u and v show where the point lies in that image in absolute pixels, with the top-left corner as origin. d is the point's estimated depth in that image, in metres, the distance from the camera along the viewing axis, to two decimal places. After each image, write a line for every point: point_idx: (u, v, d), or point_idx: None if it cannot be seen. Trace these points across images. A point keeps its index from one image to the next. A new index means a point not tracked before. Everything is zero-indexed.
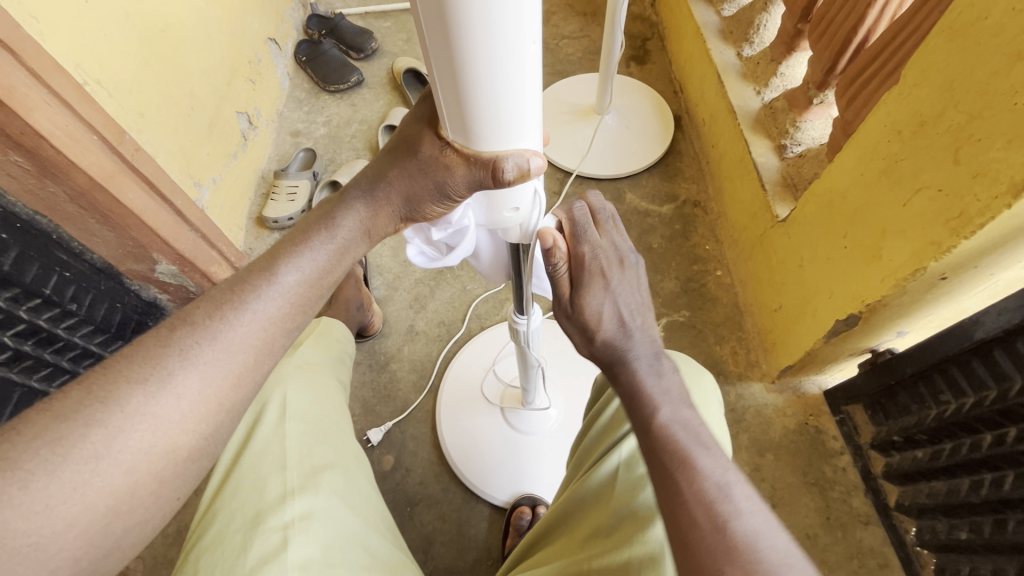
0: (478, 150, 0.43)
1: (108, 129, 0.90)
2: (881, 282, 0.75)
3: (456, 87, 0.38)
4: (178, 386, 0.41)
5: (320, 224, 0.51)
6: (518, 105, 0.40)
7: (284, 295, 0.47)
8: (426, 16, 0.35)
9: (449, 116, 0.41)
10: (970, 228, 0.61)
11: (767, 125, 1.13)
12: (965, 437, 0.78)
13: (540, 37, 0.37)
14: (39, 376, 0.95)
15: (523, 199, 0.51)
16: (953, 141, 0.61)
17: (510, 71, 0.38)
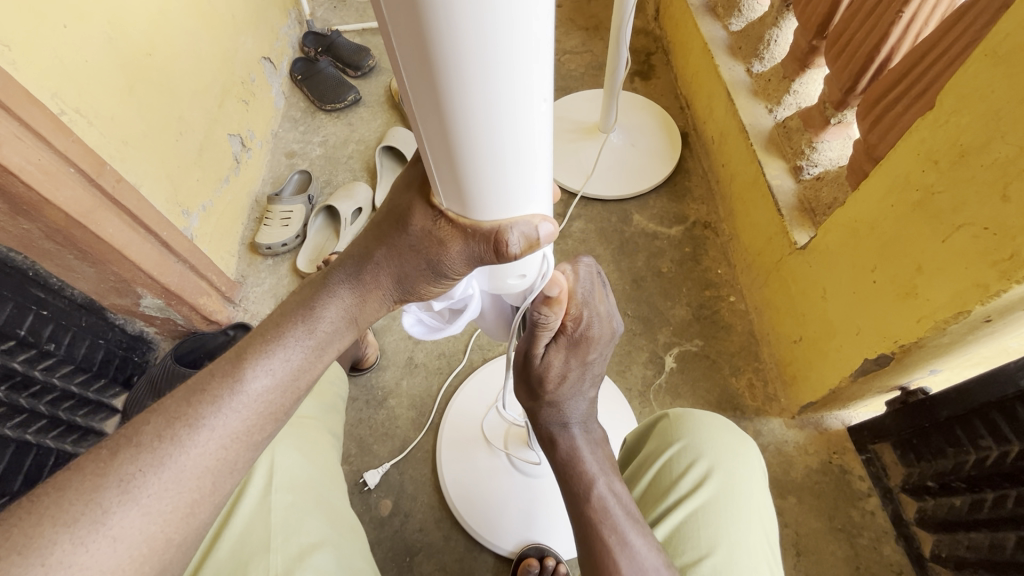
0: (473, 215, 0.38)
1: (86, 161, 0.86)
2: (918, 323, 0.69)
3: (449, 148, 0.33)
4: (113, 528, 0.38)
5: (299, 313, 0.49)
6: (521, 166, 0.35)
7: (249, 406, 0.44)
8: (409, 71, 0.29)
9: (440, 177, 0.36)
10: (1021, 272, 0.55)
11: (781, 145, 1.08)
12: (1009, 488, 0.72)
13: (552, 94, 0.33)
14: (15, 423, 0.86)
15: (531, 265, 0.46)
16: (1001, 175, 0.55)
17: (512, 130, 0.33)
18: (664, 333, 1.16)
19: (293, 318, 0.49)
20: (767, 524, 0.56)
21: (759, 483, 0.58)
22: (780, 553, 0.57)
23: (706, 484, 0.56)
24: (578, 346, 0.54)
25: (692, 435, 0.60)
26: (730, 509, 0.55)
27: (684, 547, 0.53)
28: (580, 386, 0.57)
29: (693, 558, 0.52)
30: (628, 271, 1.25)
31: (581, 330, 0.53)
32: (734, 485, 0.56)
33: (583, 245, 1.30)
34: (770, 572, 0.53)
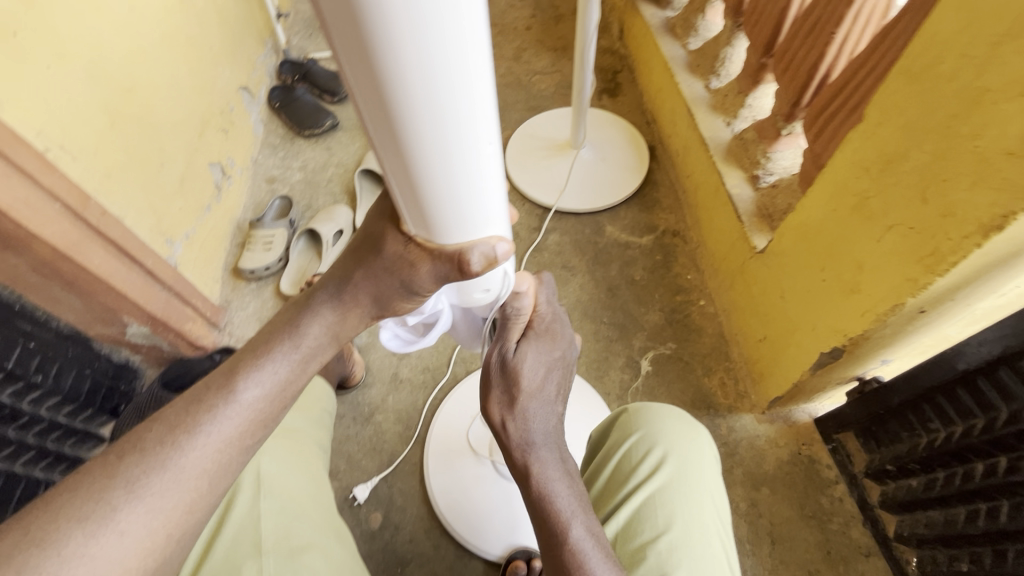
0: (437, 237, 0.43)
1: (72, 196, 0.89)
2: (861, 317, 0.75)
3: (409, 179, 0.38)
4: (122, 522, 0.41)
5: (286, 327, 0.52)
6: (475, 194, 0.40)
7: (241, 412, 0.48)
8: (373, 123, 0.35)
9: (403, 205, 0.41)
10: (944, 266, 0.61)
11: (739, 156, 1.15)
12: (957, 466, 0.78)
13: (496, 136, 0.38)
14: (5, 455, 0.86)
15: (494, 281, 0.50)
16: (920, 180, 0.62)
17: (465, 167, 0.38)
18: (639, 338, 1.21)
19: (280, 331, 0.52)
20: (718, 502, 0.61)
21: (710, 466, 0.63)
22: (732, 528, 0.62)
23: (662, 467, 0.61)
24: (546, 340, 0.61)
25: (648, 425, 0.65)
26: (683, 490, 0.60)
27: (642, 527, 0.58)
28: (550, 396, 0.60)
29: (651, 536, 0.57)
30: (602, 280, 1.30)
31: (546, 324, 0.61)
32: (687, 468, 0.61)
33: (558, 257, 1.35)
34: (721, 544, 0.58)
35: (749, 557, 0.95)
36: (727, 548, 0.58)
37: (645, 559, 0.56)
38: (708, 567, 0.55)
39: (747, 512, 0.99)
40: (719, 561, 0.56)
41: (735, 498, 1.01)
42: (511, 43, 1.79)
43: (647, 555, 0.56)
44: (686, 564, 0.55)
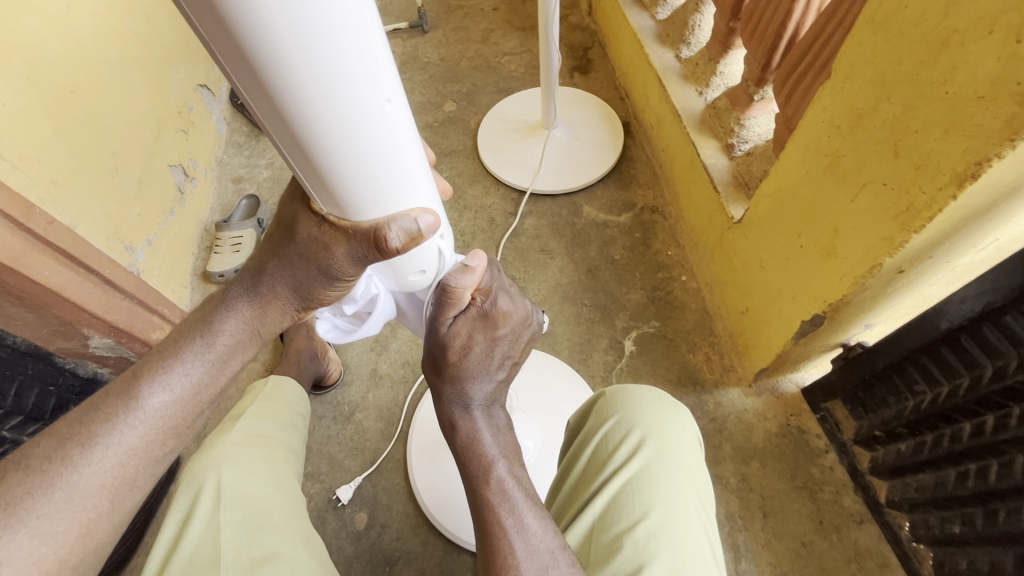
0: (351, 215, 0.45)
1: (12, 206, 0.84)
2: (839, 281, 0.73)
3: (308, 158, 0.39)
4: (1, 551, 0.41)
5: (201, 329, 0.54)
6: (383, 169, 0.42)
7: (146, 422, 0.49)
8: (261, 106, 0.36)
9: (310, 183, 0.43)
10: (919, 222, 0.58)
11: (713, 126, 1.11)
12: (944, 427, 0.76)
13: (394, 96, 0.39)
14: None
15: (429, 260, 0.55)
16: (891, 133, 0.59)
17: (368, 134, 0.39)
18: (622, 318, 1.19)
19: (191, 334, 0.53)
20: (698, 486, 0.59)
21: (689, 449, 0.61)
22: (712, 511, 0.60)
23: (639, 452, 0.59)
24: (489, 319, 0.57)
25: (626, 409, 0.63)
26: (661, 476, 0.58)
27: (619, 515, 0.56)
28: (487, 369, 0.58)
29: (627, 524, 0.55)
30: (582, 261, 1.27)
31: (490, 304, 0.57)
32: (665, 453, 0.59)
33: (536, 240, 1.32)
34: (701, 529, 0.56)
35: (742, 533, 0.93)
36: (707, 532, 0.57)
37: (622, 548, 0.54)
38: (686, 553, 0.54)
39: (738, 487, 0.97)
40: (698, 547, 0.55)
41: (726, 473, 0.99)
42: (479, 25, 1.73)
43: (624, 545, 0.54)
44: (664, 552, 0.53)
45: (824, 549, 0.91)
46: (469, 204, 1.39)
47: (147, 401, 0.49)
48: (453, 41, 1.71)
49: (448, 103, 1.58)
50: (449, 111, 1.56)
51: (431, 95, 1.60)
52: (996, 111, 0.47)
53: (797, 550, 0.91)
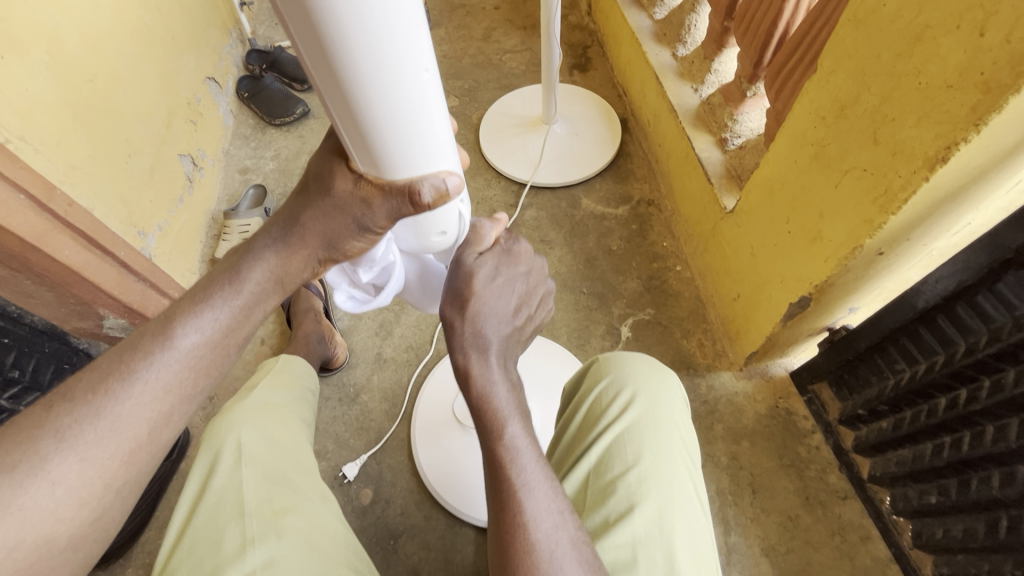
0: (387, 175, 0.49)
1: (36, 187, 0.88)
2: (825, 263, 0.77)
3: (355, 120, 0.44)
4: (51, 472, 0.46)
5: (228, 276, 0.56)
6: (418, 133, 0.46)
7: (178, 359, 0.52)
8: (317, 67, 0.40)
9: (352, 145, 0.47)
10: (896, 204, 0.63)
11: (707, 120, 1.16)
12: (922, 403, 0.81)
13: (431, 64, 0.43)
14: None
15: (450, 222, 0.57)
16: (871, 122, 0.63)
17: (408, 97, 0.43)
18: (618, 306, 1.23)
19: (220, 281, 0.56)
20: (685, 438, 0.64)
21: (678, 405, 0.66)
22: (698, 461, 0.65)
23: (631, 407, 0.63)
24: (509, 256, 0.60)
25: (618, 370, 0.67)
26: (652, 427, 0.62)
27: (612, 463, 0.60)
28: (507, 309, 0.58)
29: (621, 470, 0.59)
30: (580, 252, 1.32)
31: (512, 244, 0.61)
32: (654, 408, 0.64)
33: (536, 231, 1.36)
34: (688, 475, 0.61)
35: (732, 508, 0.98)
36: (693, 478, 0.61)
37: (615, 491, 0.58)
38: (674, 494, 0.58)
39: (729, 466, 1.02)
40: (686, 490, 0.59)
41: (717, 452, 1.03)
42: (480, 24, 1.78)
43: (617, 488, 0.59)
44: (654, 494, 0.58)
45: (810, 523, 0.95)
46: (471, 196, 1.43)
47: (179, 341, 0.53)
48: (455, 39, 1.75)
49: (450, 99, 1.62)
50: (451, 107, 1.60)
51: None
52: (963, 98, 0.52)
53: (783, 524, 0.96)
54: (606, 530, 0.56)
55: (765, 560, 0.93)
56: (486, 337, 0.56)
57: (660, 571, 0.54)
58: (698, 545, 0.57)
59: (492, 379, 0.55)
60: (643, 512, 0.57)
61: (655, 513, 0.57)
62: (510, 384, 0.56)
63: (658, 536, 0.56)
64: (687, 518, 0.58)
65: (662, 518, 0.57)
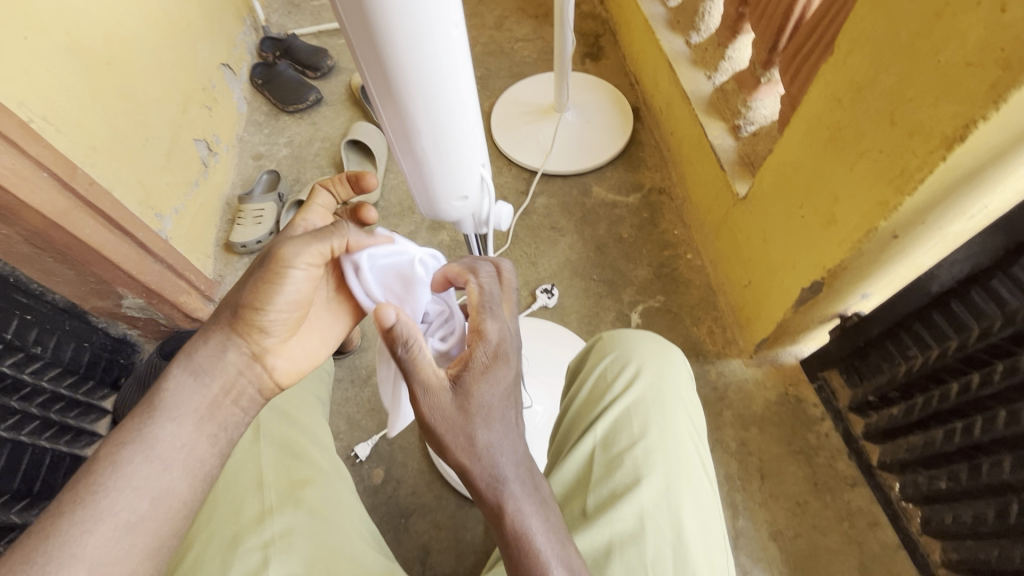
0: (410, 132, 0.52)
1: (58, 165, 0.89)
2: (838, 246, 0.77)
3: (382, 75, 0.46)
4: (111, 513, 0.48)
5: (214, 326, 0.57)
6: (441, 92, 0.49)
7: (173, 412, 0.53)
8: (351, 22, 0.42)
9: (382, 105, 0.50)
10: (912, 184, 0.63)
11: (720, 108, 1.16)
12: (934, 389, 0.81)
13: (459, 22, 0.45)
14: (28, 430, 0.94)
15: (471, 187, 0.60)
16: (888, 103, 0.63)
17: (435, 56, 0.45)
18: (629, 293, 1.24)
19: (195, 341, 0.56)
20: (691, 414, 0.65)
21: (683, 381, 0.66)
22: (704, 436, 0.65)
23: (636, 381, 0.64)
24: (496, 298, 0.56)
25: (622, 347, 0.68)
26: (657, 402, 0.63)
27: (619, 436, 0.61)
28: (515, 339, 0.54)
29: (627, 443, 0.60)
30: (591, 239, 1.32)
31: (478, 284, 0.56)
32: (659, 383, 0.64)
33: (547, 219, 1.36)
34: (694, 448, 0.61)
35: (740, 493, 0.98)
36: (700, 452, 0.62)
37: (622, 464, 0.59)
38: (681, 467, 0.59)
39: (737, 451, 1.02)
40: (692, 463, 0.60)
41: (726, 438, 1.04)
42: (493, 12, 1.77)
43: (624, 461, 0.59)
44: (660, 466, 0.58)
45: (819, 508, 0.96)
46: None
47: (166, 397, 0.53)
48: (467, 27, 1.75)
49: None
50: None
51: None
52: (982, 76, 0.52)
53: (792, 509, 0.96)
54: (613, 501, 0.57)
55: (773, 544, 0.94)
56: (489, 364, 0.51)
57: (668, 541, 0.55)
58: (705, 516, 0.58)
59: (471, 405, 0.49)
60: (650, 484, 0.57)
61: (661, 485, 0.58)
62: (511, 438, 0.51)
63: (665, 507, 0.56)
64: (694, 490, 0.58)
65: (669, 490, 0.57)
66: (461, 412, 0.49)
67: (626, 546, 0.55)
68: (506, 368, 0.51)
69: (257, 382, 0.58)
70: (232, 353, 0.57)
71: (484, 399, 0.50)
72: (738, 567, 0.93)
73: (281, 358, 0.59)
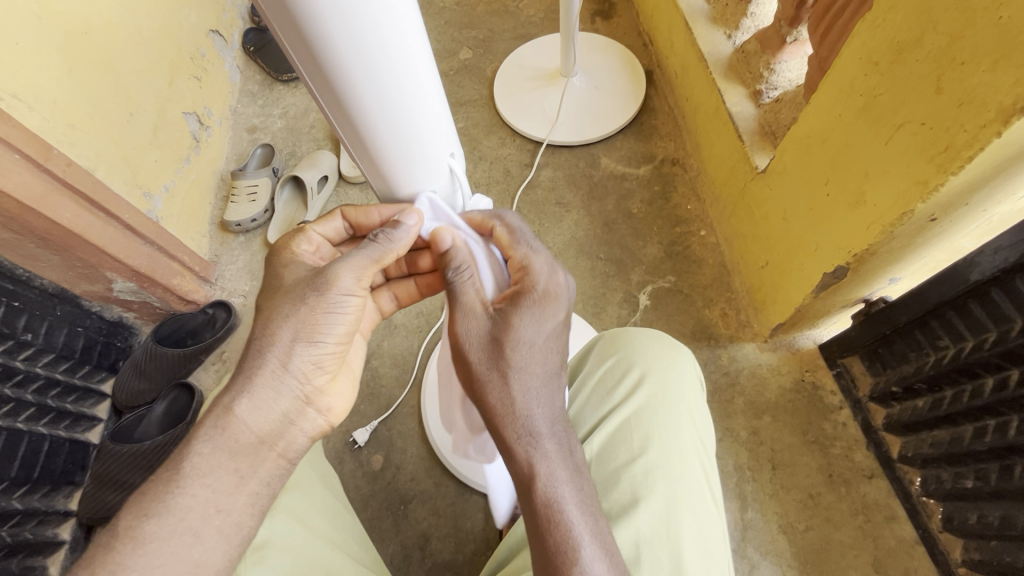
0: (360, 117, 0.46)
1: (32, 146, 0.85)
2: (867, 230, 0.70)
3: (311, 53, 0.40)
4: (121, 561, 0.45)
5: (260, 360, 0.54)
6: (389, 69, 0.43)
7: (199, 477, 0.49)
8: None
9: (320, 93, 0.45)
10: (958, 162, 0.55)
11: (740, 71, 1.06)
12: (965, 382, 0.75)
13: None
14: (25, 417, 0.93)
15: (439, 180, 0.56)
16: (935, 67, 0.55)
17: (374, 29, 0.40)
18: (637, 273, 1.17)
19: (240, 382, 0.53)
20: (698, 427, 0.60)
21: (691, 389, 0.62)
22: (713, 450, 0.61)
23: (638, 389, 0.60)
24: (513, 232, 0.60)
25: (624, 349, 0.64)
26: (660, 413, 0.59)
27: (617, 451, 0.57)
28: (562, 280, 0.57)
29: (626, 459, 0.56)
30: (598, 214, 1.25)
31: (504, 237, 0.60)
32: (663, 393, 0.60)
33: (552, 193, 1.29)
34: (700, 467, 0.57)
35: (750, 484, 0.95)
36: (705, 470, 0.58)
37: (620, 482, 0.55)
38: (685, 486, 0.55)
39: (748, 440, 0.98)
40: (696, 482, 0.56)
41: (736, 427, 0.99)
42: None
43: (621, 479, 0.56)
44: (662, 487, 0.55)
45: (832, 501, 0.91)
46: (485, 155, 1.36)
47: (191, 458, 0.49)
48: None
49: (463, 50, 1.52)
50: (464, 59, 1.51)
51: (445, 42, 1.54)
52: None
53: (804, 501, 0.92)
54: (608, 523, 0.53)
55: (783, 537, 0.90)
56: (531, 296, 0.54)
57: (665, 571, 0.51)
58: (708, 543, 0.53)
59: (507, 334, 0.52)
60: (649, 507, 0.54)
61: (662, 508, 0.54)
62: (550, 386, 0.53)
63: (664, 533, 0.53)
64: (698, 514, 0.54)
65: (669, 513, 0.54)
66: (499, 342, 0.52)
67: None
68: (556, 307, 0.55)
69: (313, 425, 0.56)
70: (284, 394, 0.54)
71: (524, 334, 0.52)
72: (745, 560, 0.90)
73: (331, 395, 0.58)
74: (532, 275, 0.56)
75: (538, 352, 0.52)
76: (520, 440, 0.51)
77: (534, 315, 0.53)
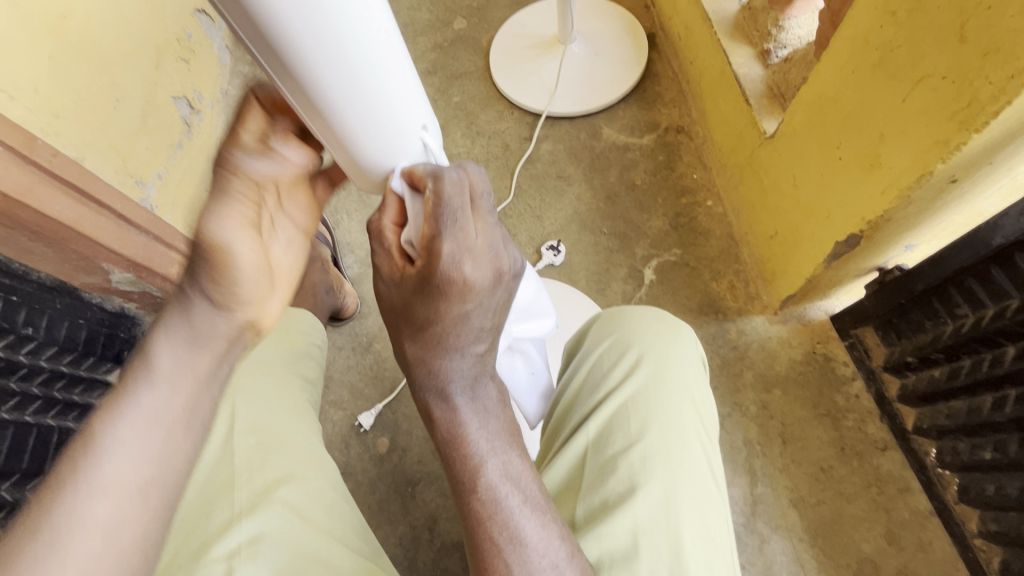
0: (323, 91, 0.44)
1: (15, 138, 0.84)
2: (883, 195, 0.66)
3: (263, 22, 0.38)
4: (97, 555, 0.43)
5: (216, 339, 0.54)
6: (349, 34, 0.41)
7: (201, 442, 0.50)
8: None
9: (278, 69, 0.42)
10: (981, 118, 0.51)
11: (747, 30, 1.00)
12: (985, 352, 0.72)
13: None
14: (33, 410, 0.91)
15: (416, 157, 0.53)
16: (958, 14, 0.50)
17: None
18: (642, 247, 1.14)
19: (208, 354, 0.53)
20: (701, 411, 0.58)
21: (692, 369, 0.60)
22: (716, 434, 0.60)
23: (635, 372, 0.58)
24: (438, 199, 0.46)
25: (622, 330, 0.62)
26: (659, 397, 0.57)
27: (615, 438, 0.55)
28: (472, 269, 0.45)
29: (623, 447, 0.54)
30: (601, 187, 1.21)
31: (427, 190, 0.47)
32: (662, 376, 0.58)
33: (553, 166, 1.25)
34: (700, 453, 0.55)
35: (760, 458, 0.93)
36: (707, 457, 0.56)
37: (617, 470, 0.54)
38: (684, 473, 0.54)
39: (757, 415, 0.96)
40: (698, 468, 0.54)
41: (745, 401, 0.97)
42: None
43: (618, 467, 0.54)
44: (661, 475, 0.53)
45: (845, 474, 0.90)
46: (483, 129, 1.31)
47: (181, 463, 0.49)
48: None
49: (457, 20, 1.46)
50: (458, 29, 1.45)
51: (439, 13, 1.48)
52: None
53: (815, 475, 0.90)
54: (605, 514, 0.52)
55: (794, 511, 0.89)
56: (429, 283, 0.45)
57: (664, 562, 0.50)
58: (709, 531, 0.52)
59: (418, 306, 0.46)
60: (648, 496, 0.52)
61: (662, 497, 0.52)
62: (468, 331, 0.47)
63: (663, 522, 0.51)
64: (698, 502, 0.53)
65: (669, 503, 0.52)
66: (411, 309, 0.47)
67: (617, 566, 0.50)
68: (458, 302, 0.45)
69: None
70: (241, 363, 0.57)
71: (432, 314, 0.46)
72: (755, 534, 0.89)
73: None
74: (433, 255, 0.45)
75: (447, 329, 0.46)
76: (425, 389, 0.48)
77: (436, 305, 0.45)
